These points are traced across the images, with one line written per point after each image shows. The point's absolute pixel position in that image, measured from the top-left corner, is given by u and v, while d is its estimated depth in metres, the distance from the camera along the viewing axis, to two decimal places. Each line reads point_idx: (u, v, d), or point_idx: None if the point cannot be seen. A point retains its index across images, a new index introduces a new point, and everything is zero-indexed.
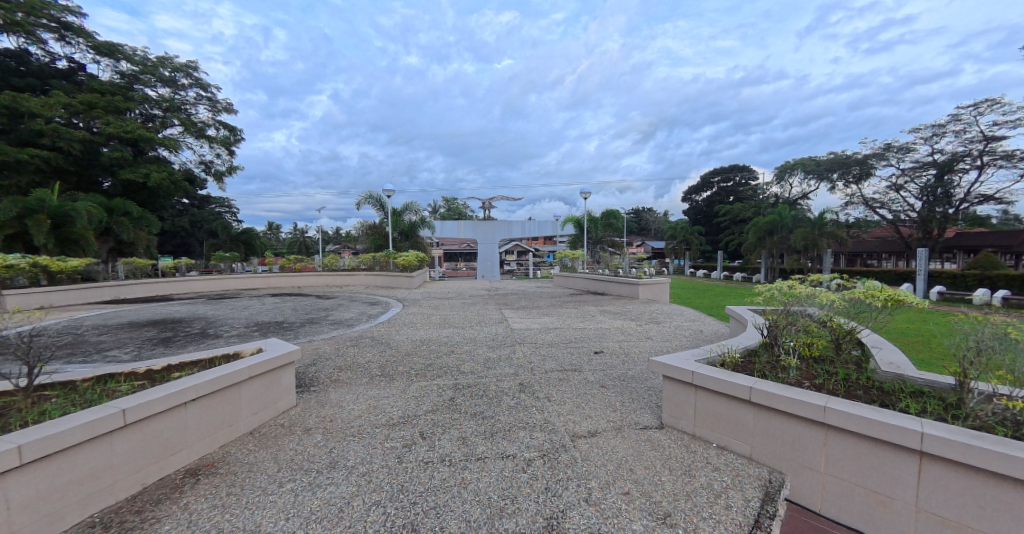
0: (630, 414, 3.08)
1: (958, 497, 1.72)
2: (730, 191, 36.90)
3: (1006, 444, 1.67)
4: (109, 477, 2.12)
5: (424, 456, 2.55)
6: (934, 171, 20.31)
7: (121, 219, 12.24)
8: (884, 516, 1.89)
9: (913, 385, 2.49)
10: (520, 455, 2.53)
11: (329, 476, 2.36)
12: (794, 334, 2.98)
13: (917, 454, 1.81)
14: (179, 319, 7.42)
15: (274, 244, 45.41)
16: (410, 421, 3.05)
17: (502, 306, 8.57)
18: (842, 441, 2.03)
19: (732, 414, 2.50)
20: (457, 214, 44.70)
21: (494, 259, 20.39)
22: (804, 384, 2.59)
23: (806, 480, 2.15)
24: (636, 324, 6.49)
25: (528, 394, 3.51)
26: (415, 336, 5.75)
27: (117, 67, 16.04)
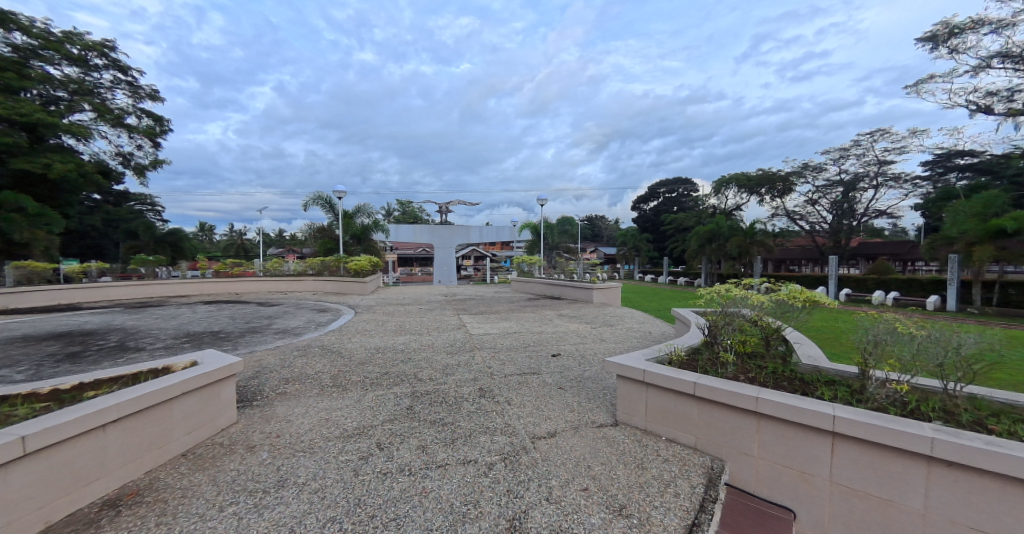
0: (587, 414, 3.19)
1: (864, 470, 1.95)
2: (675, 201, 39.11)
3: (900, 422, 1.92)
4: (8, 514, 1.90)
5: (382, 468, 2.49)
6: (841, 189, 22.60)
7: (10, 216, 10.87)
8: (807, 491, 2.10)
9: (827, 375, 2.79)
10: (481, 460, 2.54)
11: (278, 495, 2.25)
12: (732, 332, 3.23)
13: (832, 435, 2.03)
14: (92, 331, 6.72)
15: (208, 247, 42.18)
16: (366, 432, 2.98)
17: (459, 312, 8.51)
18: (772, 427, 2.23)
19: (680, 409, 2.66)
20: (412, 218, 44.00)
21: (451, 263, 20.16)
22: (741, 378, 2.81)
23: (743, 465, 2.34)
24: (591, 327, 6.70)
25: (487, 399, 3.53)
26: (369, 344, 5.59)
27: (10, 40, 14.23)
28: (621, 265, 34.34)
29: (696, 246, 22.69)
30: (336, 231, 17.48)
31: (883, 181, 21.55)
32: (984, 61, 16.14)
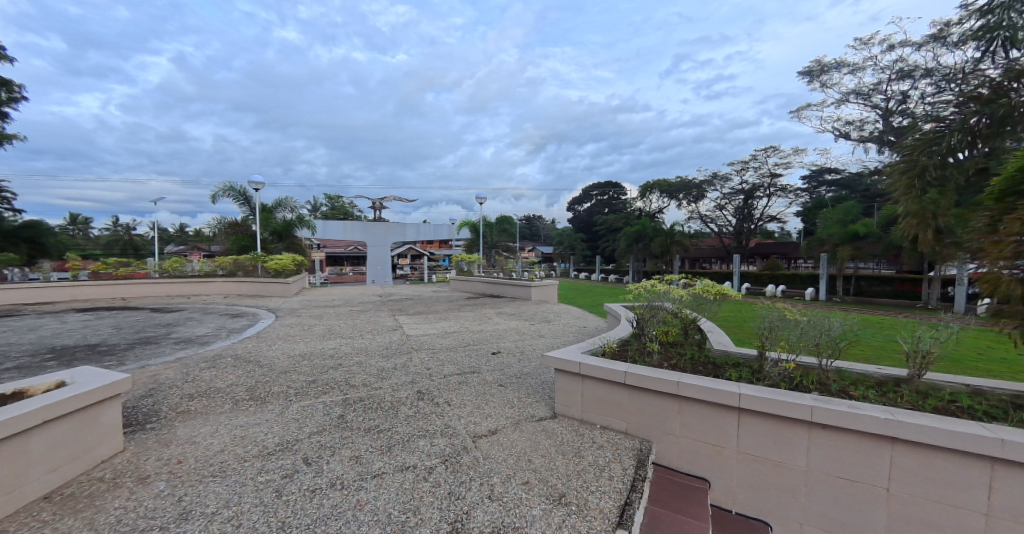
0: (527, 408, 3.30)
1: (764, 438, 2.25)
2: (607, 203, 41.22)
3: (789, 395, 2.24)
4: None
5: (310, 484, 2.37)
6: (743, 196, 25.43)
7: None
8: (720, 462, 2.38)
9: (734, 359, 3.15)
10: (421, 464, 2.53)
11: (182, 530, 2.02)
12: (656, 323, 3.50)
13: (738, 411, 2.31)
14: None
15: (92, 243, 36.51)
16: (290, 447, 2.80)
17: (394, 313, 8.26)
18: (691, 407, 2.48)
19: (612, 397, 2.84)
20: (343, 214, 41.83)
21: (386, 262, 19.47)
22: (665, 365, 3.08)
23: (667, 443, 2.57)
24: (530, 324, 6.88)
25: (426, 401, 3.51)
26: (293, 351, 5.24)
27: None
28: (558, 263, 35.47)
29: (625, 245, 24.09)
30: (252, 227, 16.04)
31: (774, 191, 24.62)
32: (845, 96, 19.00)
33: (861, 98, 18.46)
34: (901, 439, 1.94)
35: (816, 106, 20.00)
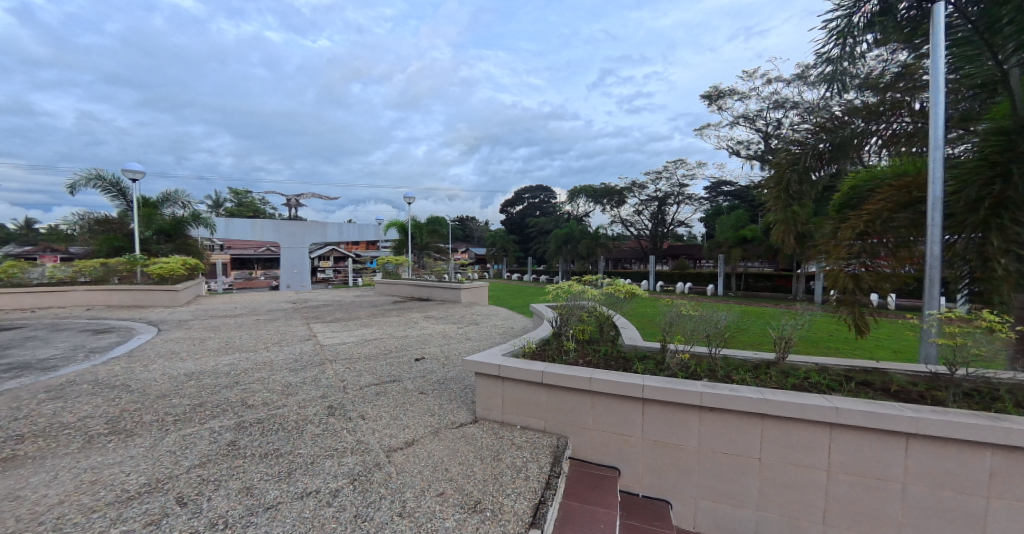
0: (447, 415, 3.26)
1: (664, 424, 2.48)
2: (537, 206, 42.39)
3: (684, 383, 2.50)
4: None
5: (184, 529, 2.01)
6: (656, 204, 27.63)
7: None
8: (628, 450, 2.57)
9: (640, 351, 3.44)
10: (325, 488, 2.31)
11: None
12: (573, 322, 3.69)
13: (642, 401, 2.52)
14: None
15: None
16: (162, 487, 2.37)
17: (308, 321, 7.74)
18: (601, 402, 2.64)
19: (529, 397, 2.92)
20: (254, 212, 38.52)
21: (305, 265, 18.30)
22: (580, 361, 3.25)
23: (582, 437, 2.71)
24: (456, 327, 6.88)
25: (338, 416, 3.30)
26: (180, 371, 4.66)
27: None
28: (491, 265, 35.80)
29: (555, 247, 24.93)
30: (131, 226, 14.09)
31: (683, 199, 26.96)
32: (736, 119, 21.25)
33: (749, 122, 20.72)
34: (769, 415, 2.26)
35: (713, 126, 22.11)
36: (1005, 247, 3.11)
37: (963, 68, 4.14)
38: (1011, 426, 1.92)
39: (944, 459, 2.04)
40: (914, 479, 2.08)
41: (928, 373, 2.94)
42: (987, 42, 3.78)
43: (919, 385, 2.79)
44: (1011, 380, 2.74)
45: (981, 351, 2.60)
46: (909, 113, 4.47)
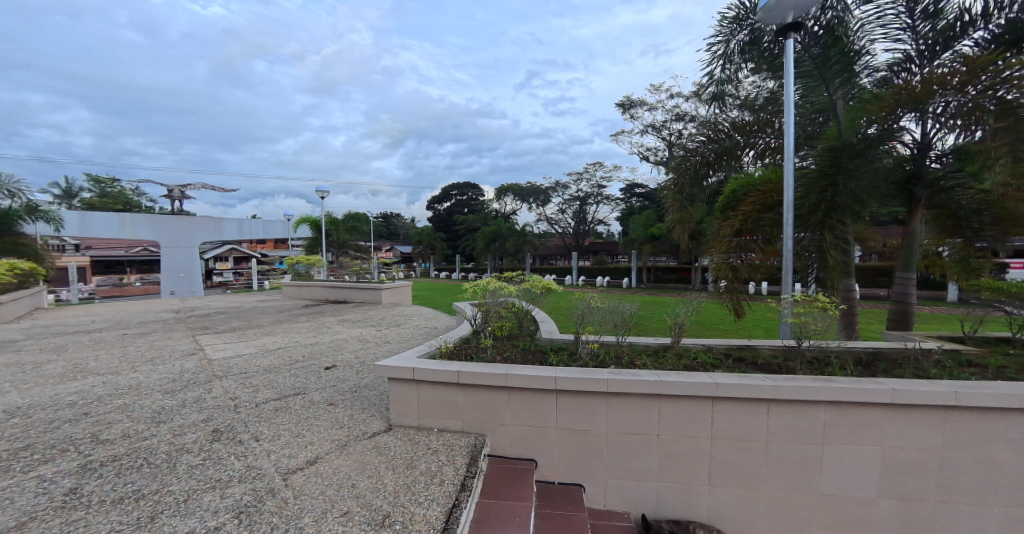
0: (358, 426, 2.92)
1: (577, 413, 2.64)
2: (465, 204, 42.28)
3: (593, 373, 2.68)
4: None
5: None
6: (579, 203, 29.05)
7: None
8: (544, 442, 2.68)
9: (556, 343, 3.66)
10: (201, 529, 1.85)
11: None
12: (492, 319, 3.79)
13: (557, 393, 2.63)
14: None
15: None
16: None
17: (194, 334, 6.85)
18: (518, 397, 2.68)
19: (446, 399, 2.80)
20: (126, 206, 33.28)
21: (196, 267, 16.33)
22: (498, 357, 3.30)
23: (499, 435, 2.72)
24: (375, 331, 6.55)
25: (226, 441, 2.71)
26: (2, 401, 3.64)
27: None
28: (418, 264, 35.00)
29: (483, 244, 25.06)
30: None
31: (601, 199, 28.61)
32: (646, 127, 22.99)
33: (656, 131, 22.50)
34: (665, 395, 2.56)
35: (626, 133, 23.67)
36: (834, 242, 4.20)
37: (808, 96, 5.01)
38: (836, 386, 2.47)
39: (793, 417, 2.53)
40: (773, 436, 2.55)
41: (783, 346, 3.64)
42: (821, 76, 4.77)
43: (778, 357, 3.43)
44: (838, 348, 3.53)
45: (816, 326, 3.38)
46: (773, 131, 5.15)
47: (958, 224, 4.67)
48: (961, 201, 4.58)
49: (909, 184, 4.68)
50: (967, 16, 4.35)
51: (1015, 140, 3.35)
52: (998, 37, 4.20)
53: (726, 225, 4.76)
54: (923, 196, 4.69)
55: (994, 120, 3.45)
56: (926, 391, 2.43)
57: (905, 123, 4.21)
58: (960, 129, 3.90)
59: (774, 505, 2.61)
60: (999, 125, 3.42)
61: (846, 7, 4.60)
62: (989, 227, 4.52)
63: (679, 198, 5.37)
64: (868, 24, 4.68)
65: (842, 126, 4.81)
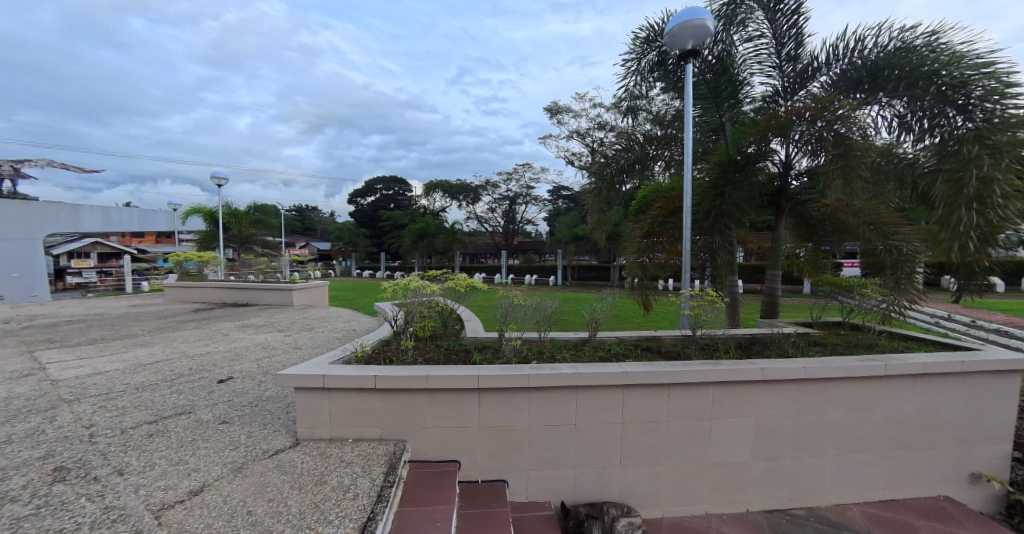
0: (258, 444, 2.64)
1: (498, 410, 2.66)
2: (391, 199, 40.78)
3: (514, 369, 2.71)
4: None
5: None
6: (508, 203, 29.48)
7: None
8: (466, 441, 2.66)
9: (480, 342, 3.68)
10: None
11: None
12: (414, 320, 3.68)
13: (479, 391, 2.63)
14: None
15: None
16: None
17: (41, 347, 5.71)
18: (440, 399, 2.62)
19: (362, 405, 2.63)
20: None
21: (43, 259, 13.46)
22: (419, 359, 3.21)
23: (421, 438, 2.64)
24: (282, 336, 6.05)
25: (80, 477, 2.26)
26: None
27: None
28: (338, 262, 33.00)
29: (410, 242, 24.35)
30: None
31: (530, 200, 29.30)
32: (571, 133, 24.03)
33: (580, 137, 23.60)
34: (581, 387, 2.69)
35: (554, 136, 24.51)
36: (723, 243, 4.71)
37: (703, 116, 5.59)
38: (722, 369, 2.82)
39: (688, 399, 2.83)
40: (673, 416, 2.83)
41: (682, 335, 4.08)
42: (714, 100, 5.35)
43: (678, 345, 3.88)
44: (725, 334, 4.07)
45: (707, 317, 3.86)
46: (676, 144, 5.57)
47: (810, 230, 5.43)
48: (812, 212, 5.30)
49: (776, 198, 5.39)
50: (816, 63, 5.00)
51: (844, 166, 4.11)
52: (835, 83, 4.88)
53: (637, 228, 5.19)
54: (786, 207, 5.40)
55: (832, 148, 4.20)
56: (789, 368, 2.89)
57: (773, 145, 4.86)
58: (810, 154, 4.63)
59: (675, 478, 2.90)
60: (835, 153, 4.18)
61: (732, 42, 5.22)
62: (829, 235, 5.31)
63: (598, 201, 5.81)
64: (748, 60, 5.29)
65: (730, 143, 5.44)
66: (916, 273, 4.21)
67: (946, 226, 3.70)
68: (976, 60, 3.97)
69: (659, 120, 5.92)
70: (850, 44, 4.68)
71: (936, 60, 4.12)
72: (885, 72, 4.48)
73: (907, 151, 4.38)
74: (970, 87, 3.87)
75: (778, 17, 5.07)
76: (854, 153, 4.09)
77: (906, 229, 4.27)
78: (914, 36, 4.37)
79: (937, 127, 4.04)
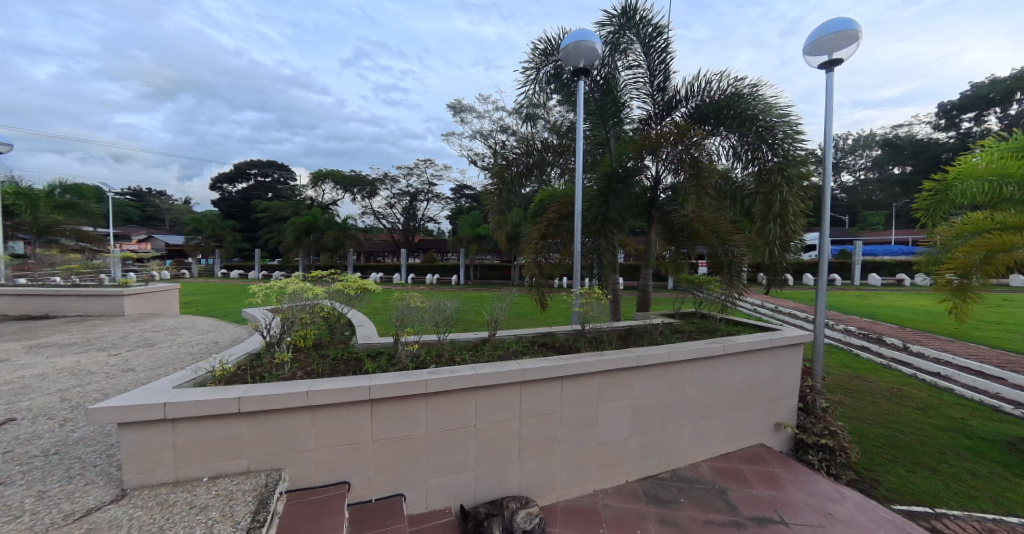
0: (61, 508, 2.06)
1: (391, 421, 2.49)
2: (268, 187, 36.26)
3: (408, 375, 2.56)
4: None
5: None
6: (408, 199, 28.42)
7: None
8: (355, 459, 2.44)
9: (373, 348, 3.43)
10: None
11: None
12: (292, 328, 3.23)
13: (370, 402, 2.43)
14: None
15: None
16: None
17: None
18: (324, 416, 2.35)
19: (222, 435, 2.23)
20: None
21: None
22: (298, 374, 2.85)
23: (301, 463, 2.34)
24: (105, 357, 4.89)
25: None
26: None
27: None
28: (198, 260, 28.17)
29: (292, 238, 21.90)
30: None
31: (431, 197, 28.67)
32: (474, 133, 24.13)
33: (483, 138, 23.84)
34: (480, 387, 2.66)
35: (456, 135, 24.41)
36: (607, 246, 5.36)
37: (592, 130, 6.03)
38: (606, 360, 3.05)
39: (577, 390, 3.00)
40: (565, 407, 2.98)
41: (574, 329, 4.33)
42: (601, 116, 5.83)
43: (569, 339, 4.12)
44: (608, 328, 4.45)
45: (594, 312, 4.20)
46: (564, 153, 5.87)
47: (673, 236, 6.13)
48: (675, 221, 6.00)
49: (648, 207, 6.02)
50: (678, 96, 5.63)
51: (697, 185, 4.93)
52: (691, 114, 5.54)
53: (534, 229, 5.37)
54: (656, 216, 6.06)
55: (688, 169, 4.98)
56: (657, 354, 3.26)
57: (645, 163, 5.41)
58: (673, 172, 5.31)
59: (567, 465, 3.05)
60: (690, 172, 4.98)
61: (616, 67, 5.73)
62: (686, 241, 6.06)
63: (499, 203, 5.90)
64: (628, 85, 5.82)
65: (613, 157, 5.87)
66: (743, 269, 5.22)
67: (761, 237, 5.07)
68: (780, 110, 5.04)
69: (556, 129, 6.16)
70: (701, 84, 5.43)
71: (756, 107, 5.10)
72: (724, 111, 5.29)
73: (738, 175, 5.46)
74: (775, 130, 4.97)
75: (652, 52, 5.61)
76: (703, 174, 4.95)
77: (736, 238, 5.18)
78: (743, 85, 5.22)
79: (756, 158, 5.11)
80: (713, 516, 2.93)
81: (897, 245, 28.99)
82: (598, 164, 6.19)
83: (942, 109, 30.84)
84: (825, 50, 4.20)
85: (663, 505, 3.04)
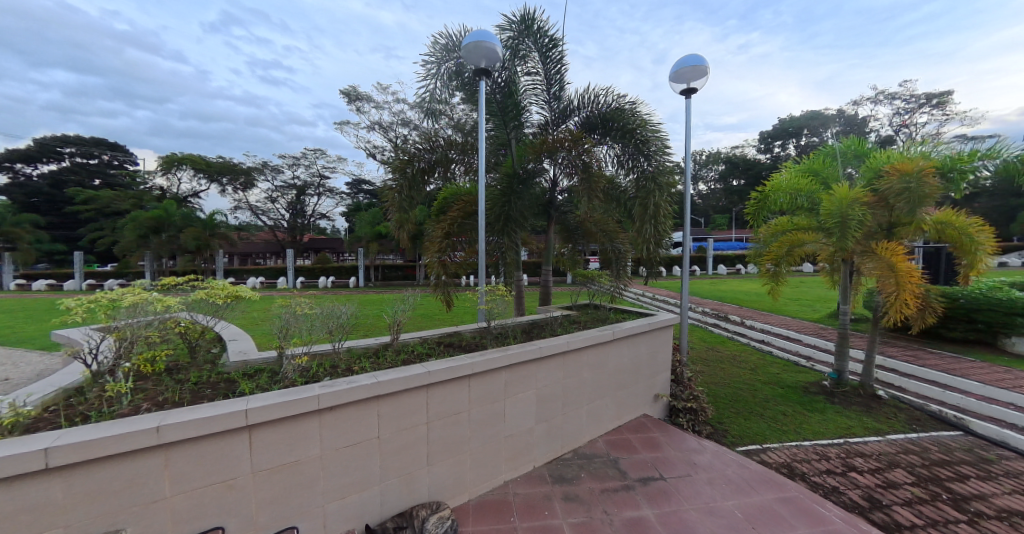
0: None
1: (275, 446, 2.17)
2: (95, 172, 29.50)
3: (294, 392, 2.25)
4: None
5: None
6: (294, 193, 25.68)
7: None
8: (231, 497, 2.07)
9: (252, 366, 2.97)
10: None
11: None
12: (133, 351, 2.62)
13: (247, 429, 2.08)
14: None
15: None
16: None
17: None
18: (183, 454, 1.94)
19: (25, 501, 1.68)
20: None
21: None
22: (145, 407, 2.32)
23: (154, 515, 1.90)
24: None
25: None
26: None
27: None
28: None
29: (133, 238, 18.09)
30: None
31: (323, 191, 26.40)
32: (372, 124, 22.73)
33: (382, 130, 22.61)
34: (381, 396, 2.47)
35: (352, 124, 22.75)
36: (512, 244, 5.29)
37: (493, 131, 6.08)
38: (509, 356, 3.06)
39: (484, 388, 2.97)
40: (473, 405, 2.92)
41: (480, 326, 4.31)
42: (502, 117, 5.91)
43: (474, 337, 4.08)
44: (513, 324, 4.52)
45: (499, 309, 4.24)
46: (467, 152, 5.81)
47: (570, 235, 6.57)
48: (570, 220, 6.39)
49: (547, 208, 6.24)
50: (571, 105, 5.94)
51: (588, 188, 5.26)
52: (583, 123, 5.89)
53: (437, 228, 5.22)
54: (554, 216, 6.34)
55: (580, 176, 5.27)
56: (558, 346, 3.38)
57: (542, 165, 5.59)
58: (568, 174, 5.55)
59: (478, 464, 3.00)
60: (581, 176, 5.28)
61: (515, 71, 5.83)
62: (580, 239, 6.52)
63: (400, 199, 5.61)
64: (527, 91, 5.99)
65: (513, 159, 6.02)
66: (627, 263, 5.92)
67: (641, 234, 5.47)
68: (653, 126, 5.62)
69: (460, 127, 6.10)
70: (590, 97, 5.81)
71: (634, 121, 5.60)
72: (609, 123, 5.74)
73: (621, 181, 5.97)
74: (649, 144, 5.52)
75: (548, 62, 5.83)
76: (592, 178, 5.28)
77: (620, 236, 5.92)
78: (624, 101, 5.72)
79: (635, 167, 5.63)
80: (607, 484, 3.15)
81: (733, 243, 35.06)
82: (500, 165, 6.26)
83: (762, 136, 37.93)
84: (683, 79, 4.78)
85: (566, 483, 3.17)
